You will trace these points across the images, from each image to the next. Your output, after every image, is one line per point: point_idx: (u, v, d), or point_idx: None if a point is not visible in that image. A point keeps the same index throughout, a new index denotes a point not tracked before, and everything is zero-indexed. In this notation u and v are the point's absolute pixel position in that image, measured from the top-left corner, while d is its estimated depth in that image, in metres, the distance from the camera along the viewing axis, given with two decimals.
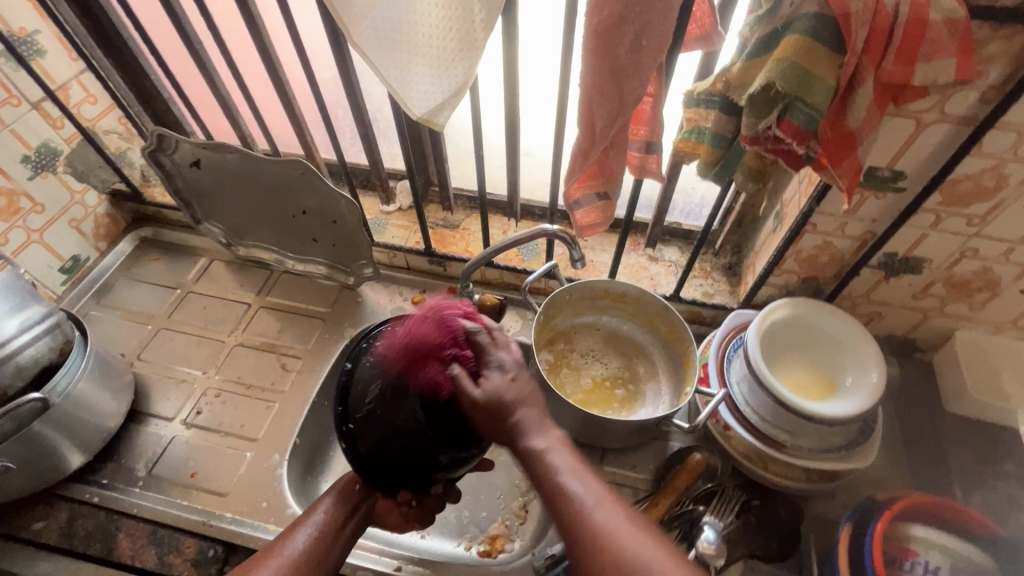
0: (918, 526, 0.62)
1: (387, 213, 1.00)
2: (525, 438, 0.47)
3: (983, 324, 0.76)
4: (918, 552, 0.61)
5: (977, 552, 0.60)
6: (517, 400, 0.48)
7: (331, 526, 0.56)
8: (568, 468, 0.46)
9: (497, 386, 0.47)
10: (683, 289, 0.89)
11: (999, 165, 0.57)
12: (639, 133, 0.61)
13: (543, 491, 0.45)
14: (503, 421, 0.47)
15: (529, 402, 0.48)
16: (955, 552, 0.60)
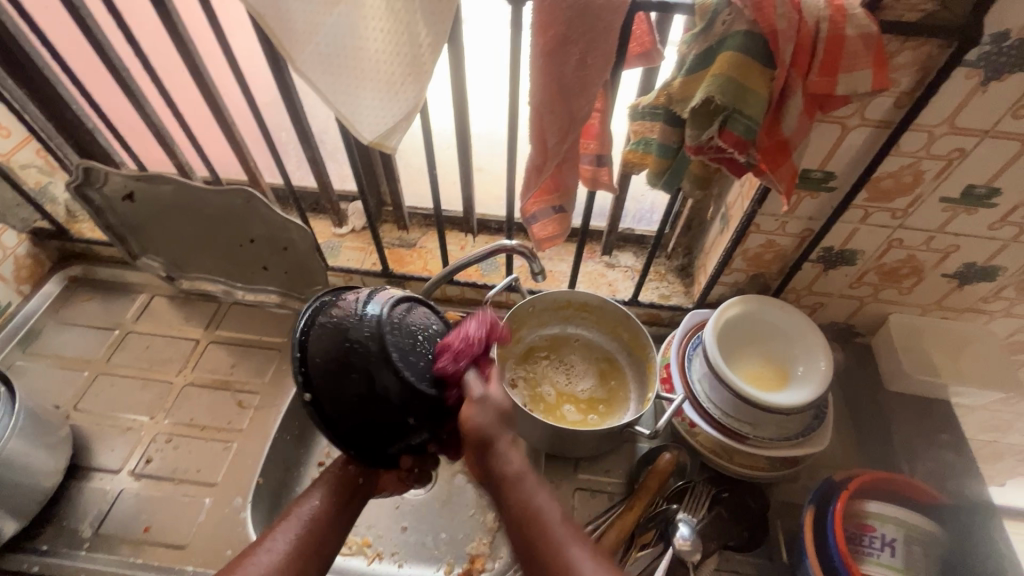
0: (872, 502, 0.65)
1: (340, 235, 0.97)
2: (498, 465, 0.46)
3: (911, 307, 0.83)
4: (877, 529, 0.64)
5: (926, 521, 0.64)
6: (497, 427, 0.47)
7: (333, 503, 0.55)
8: (547, 523, 0.45)
9: (471, 414, 0.46)
10: (641, 293, 0.91)
11: (916, 162, 0.62)
12: (590, 147, 0.62)
13: (526, 534, 0.45)
14: (492, 445, 0.46)
15: (506, 433, 0.47)
16: (913, 529, 0.63)
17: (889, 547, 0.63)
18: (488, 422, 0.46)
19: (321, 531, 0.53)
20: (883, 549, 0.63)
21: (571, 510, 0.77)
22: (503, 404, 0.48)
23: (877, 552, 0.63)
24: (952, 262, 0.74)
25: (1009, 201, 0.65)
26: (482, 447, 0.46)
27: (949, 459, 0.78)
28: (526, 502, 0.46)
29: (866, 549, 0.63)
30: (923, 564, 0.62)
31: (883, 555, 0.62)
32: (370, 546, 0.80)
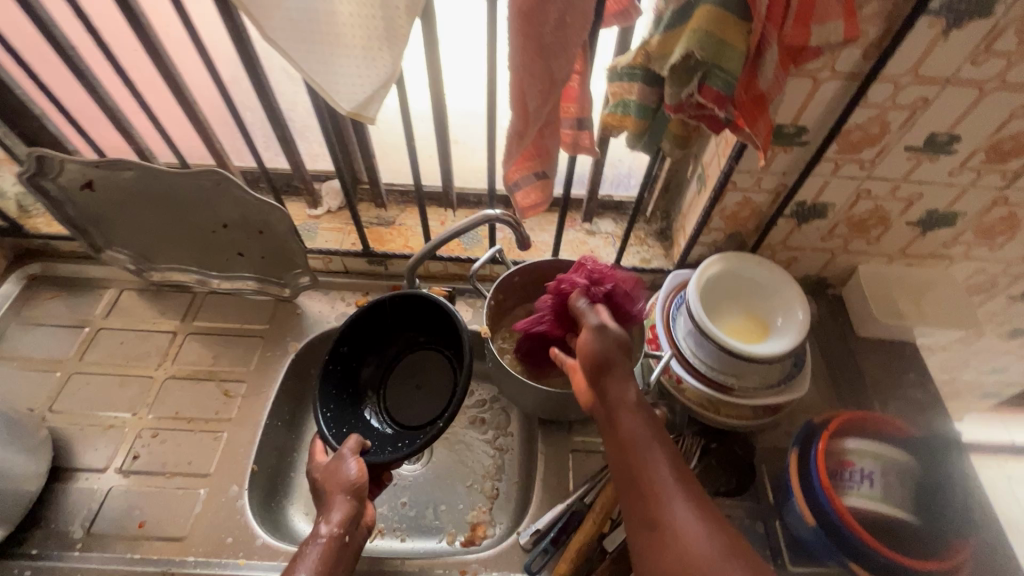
0: (851, 439, 0.69)
1: (316, 217, 0.94)
2: (606, 383, 0.57)
3: (878, 256, 0.87)
4: (855, 463, 0.67)
5: (900, 453, 0.68)
6: (609, 355, 0.58)
7: (329, 551, 0.58)
8: (643, 435, 0.53)
9: (587, 342, 0.59)
10: (622, 258, 0.93)
11: (883, 113, 0.65)
12: (571, 111, 0.62)
13: (633, 439, 0.52)
14: (611, 369, 0.57)
15: (620, 365, 0.57)
16: (887, 458, 0.67)
17: (869, 479, 0.66)
18: (605, 344, 0.59)
19: None
20: (863, 481, 0.66)
21: (568, 471, 0.79)
22: (618, 336, 0.59)
23: (857, 484, 0.66)
24: (916, 210, 0.78)
25: (968, 147, 0.68)
26: (600, 367, 0.58)
27: (916, 397, 0.83)
28: (628, 413, 0.54)
29: (847, 483, 0.66)
30: (899, 491, 0.66)
31: (863, 486, 0.66)
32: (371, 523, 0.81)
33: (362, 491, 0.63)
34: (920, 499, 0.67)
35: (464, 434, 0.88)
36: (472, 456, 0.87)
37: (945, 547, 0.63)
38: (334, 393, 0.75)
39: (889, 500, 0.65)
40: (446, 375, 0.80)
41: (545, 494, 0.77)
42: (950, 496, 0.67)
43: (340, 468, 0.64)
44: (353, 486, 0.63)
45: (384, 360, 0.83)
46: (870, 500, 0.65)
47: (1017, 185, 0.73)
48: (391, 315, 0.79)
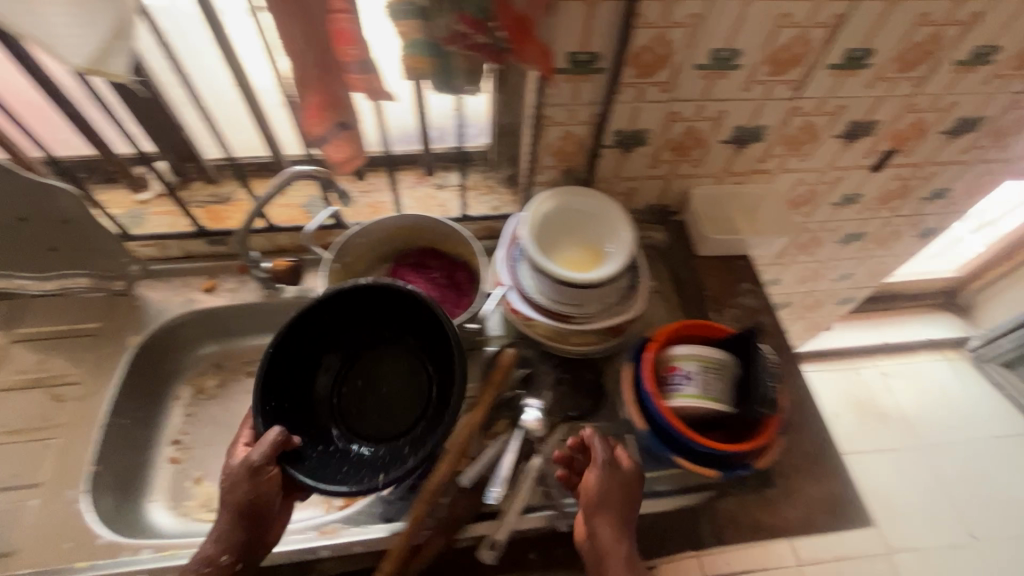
0: (679, 348, 0.72)
1: (143, 203, 0.88)
2: (597, 534, 0.62)
3: (705, 177, 0.92)
4: (679, 367, 0.71)
5: (720, 354, 0.70)
6: (610, 501, 0.64)
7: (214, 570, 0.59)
8: None
9: (592, 483, 0.64)
10: (472, 209, 0.93)
11: (663, 33, 0.67)
12: (352, 53, 0.60)
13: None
14: (607, 510, 0.63)
15: (615, 510, 0.63)
16: (708, 359, 0.70)
17: (691, 379, 0.70)
18: (614, 486, 0.64)
19: None
20: (686, 383, 0.70)
21: None
22: (626, 477, 0.65)
23: (681, 386, 0.70)
24: (725, 128, 0.83)
25: (750, 60, 0.73)
26: (603, 507, 0.63)
27: (749, 303, 0.90)
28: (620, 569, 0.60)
29: (672, 386, 0.71)
30: (718, 386, 0.69)
31: (685, 387, 0.70)
32: None
33: (262, 513, 0.61)
34: (738, 388, 0.70)
35: None
36: None
37: (759, 423, 0.69)
38: (288, 358, 0.71)
39: (707, 395, 0.68)
40: (416, 393, 0.75)
41: None
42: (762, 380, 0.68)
43: (248, 487, 0.60)
44: (253, 509, 0.60)
45: (353, 349, 0.77)
46: (691, 398, 0.69)
47: (804, 93, 0.79)
48: (374, 303, 0.74)
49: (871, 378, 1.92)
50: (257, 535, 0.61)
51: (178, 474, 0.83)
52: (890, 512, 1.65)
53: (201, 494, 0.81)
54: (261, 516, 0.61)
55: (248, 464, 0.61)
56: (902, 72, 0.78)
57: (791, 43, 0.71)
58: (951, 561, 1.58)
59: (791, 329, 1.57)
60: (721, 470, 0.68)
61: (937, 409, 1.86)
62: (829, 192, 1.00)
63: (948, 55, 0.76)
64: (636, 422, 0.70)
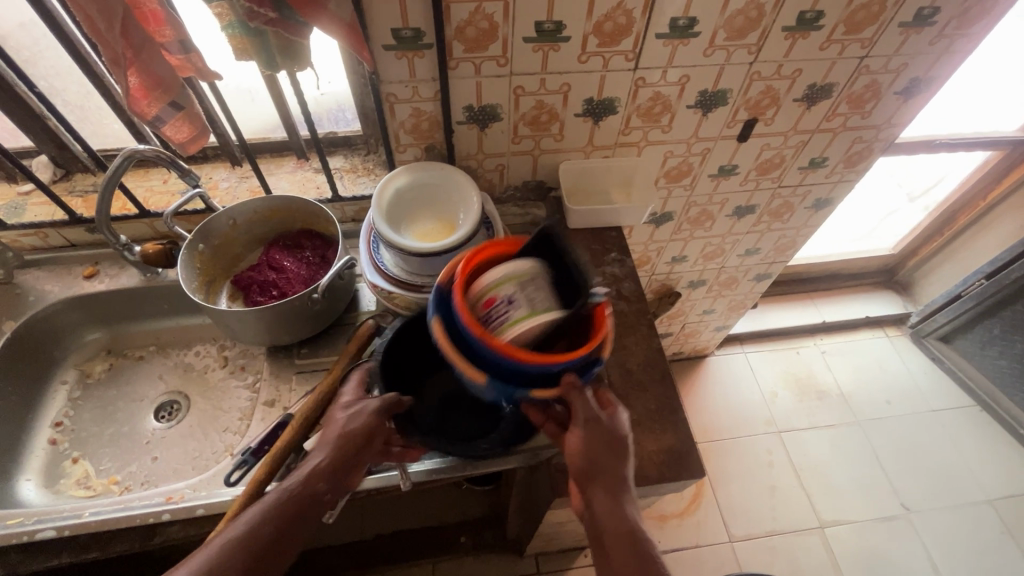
0: (486, 277, 0.64)
1: (24, 194, 0.91)
2: (593, 494, 0.62)
3: (572, 152, 0.95)
4: (497, 296, 0.63)
5: (524, 265, 0.65)
6: (600, 456, 0.63)
7: (302, 493, 0.60)
8: (633, 545, 0.60)
9: (577, 442, 0.64)
10: (349, 189, 0.96)
11: (479, 7, 0.70)
12: (166, 34, 0.62)
13: (619, 554, 0.59)
14: (596, 468, 0.63)
15: (606, 465, 0.63)
16: (520, 274, 0.63)
17: (514, 302, 0.62)
18: (597, 438, 0.64)
19: (279, 524, 0.58)
20: (511, 308, 0.62)
21: (291, 391, 0.82)
22: (608, 430, 0.64)
23: (508, 314, 0.62)
24: (575, 101, 0.86)
25: (578, 32, 0.75)
26: (592, 469, 0.63)
27: (615, 271, 0.92)
28: (619, 529, 0.60)
29: (496, 320, 0.62)
30: (542, 295, 0.63)
31: (513, 312, 0.62)
32: (117, 482, 0.84)
33: (366, 445, 0.66)
34: (557, 289, 0.65)
35: (227, 383, 0.94)
36: (228, 402, 0.91)
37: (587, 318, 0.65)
38: (399, 345, 0.77)
39: (537, 310, 0.62)
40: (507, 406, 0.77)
41: (265, 415, 0.80)
42: (577, 273, 0.64)
43: (369, 423, 0.67)
44: (361, 439, 0.65)
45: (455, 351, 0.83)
46: (523, 322, 0.61)
47: (643, 64, 0.82)
48: None
49: (811, 357, 1.93)
50: (352, 468, 0.65)
51: (55, 456, 0.85)
52: (823, 487, 1.66)
53: (77, 472, 0.84)
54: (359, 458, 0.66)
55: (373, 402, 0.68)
56: (735, 39, 0.80)
57: (612, 14, 0.74)
58: (882, 534, 1.59)
59: (716, 308, 1.59)
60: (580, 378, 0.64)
61: (876, 385, 1.88)
62: (703, 164, 1.03)
63: (775, 21, 0.79)
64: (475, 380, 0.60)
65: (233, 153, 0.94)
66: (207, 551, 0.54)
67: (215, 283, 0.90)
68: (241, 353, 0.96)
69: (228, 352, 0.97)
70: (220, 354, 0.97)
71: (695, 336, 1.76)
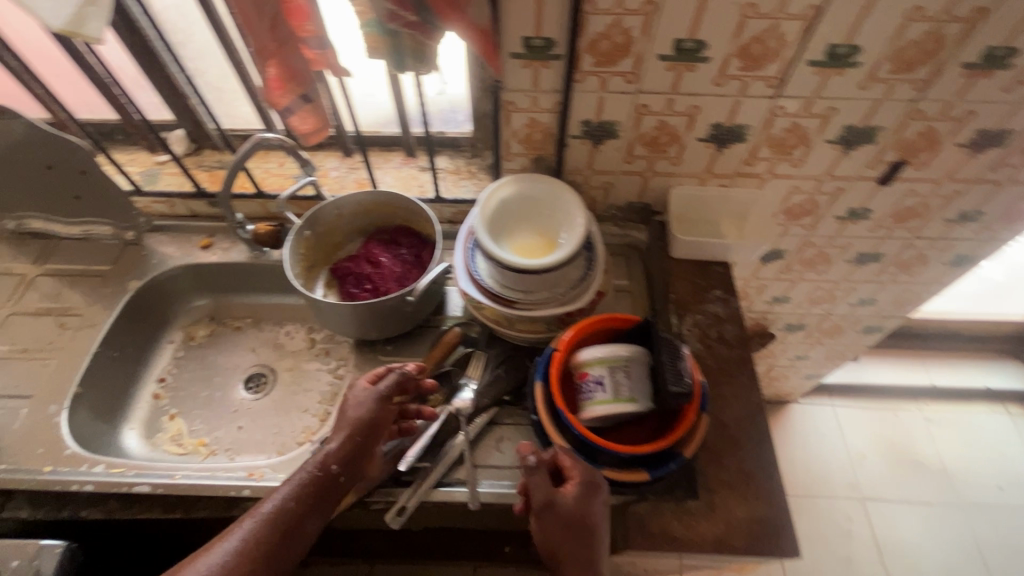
0: (584, 352, 0.69)
1: (160, 163, 0.98)
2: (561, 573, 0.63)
3: (687, 177, 0.89)
4: (589, 374, 0.68)
5: (623, 348, 0.67)
6: (562, 540, 0.62)
7: (316, 479, 0.63)
8: None
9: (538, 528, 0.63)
10: (449, 192, 0.95)
11: (619, 20, 0.66)
12: (308, 28, 0.64)
13: None
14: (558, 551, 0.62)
15: (567, 548, 0.62)
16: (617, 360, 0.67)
17: (602, 385, 0.67)
18: (555, 523, 0.62)
19: (294, 512, 0.61)
20: (599, 389, 0.66)
21: None
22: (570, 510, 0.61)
23: (595, 393, 0.67)
24: (700, 125, 0.79)
25: (720, 53, 0.70)
26: (553, 551, 0.63)
27: (718, 311, 0.86)
28: None
29: (585, 395, 0.68)
30: (631, 384, 0.66)
31: (598, 395, 0.66)
32: (205, 445, 0.89)
33: (373, 429, 0.67)
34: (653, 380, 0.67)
35: (311, 366, 0.97)
36: (311, 385, 0.94)
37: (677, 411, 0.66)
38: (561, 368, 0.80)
39: (620, 397, 0.65)
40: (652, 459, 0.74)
41: None
42: (670, 368, 0.64)
43: (377, 410, 0.68)
44: (369, 426, 0.67)
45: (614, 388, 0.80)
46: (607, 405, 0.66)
47: (786, 92, 0.74)
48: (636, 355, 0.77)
49: (911, 422, 1.73)
50: (362, 455, 0.66)
51: (155, 410, 0.91)
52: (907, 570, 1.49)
53: (172, 429, 0.90)
54: (370, 445, 0.67)
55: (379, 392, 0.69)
56: (900, 73, 0.71)
57: (763, 35, 0.68)
58: None
59: (811, 355, 1.46)
60: (651, 470, 0.64)
61: (986, 467, 1.65)
62: (831, 205, 0.93)
63: (954, 56, 0.69)
64: (555, 442, 0.66)
65: (345, 143, 0.96)
66: (226, 545, 0.57)
67: (314, 269, 0.92)
68: (328, 338, 1.00)
69: (315, 336, 1.00)
70: (308, 336, 1.00)
71: (781, 381, 1.62)
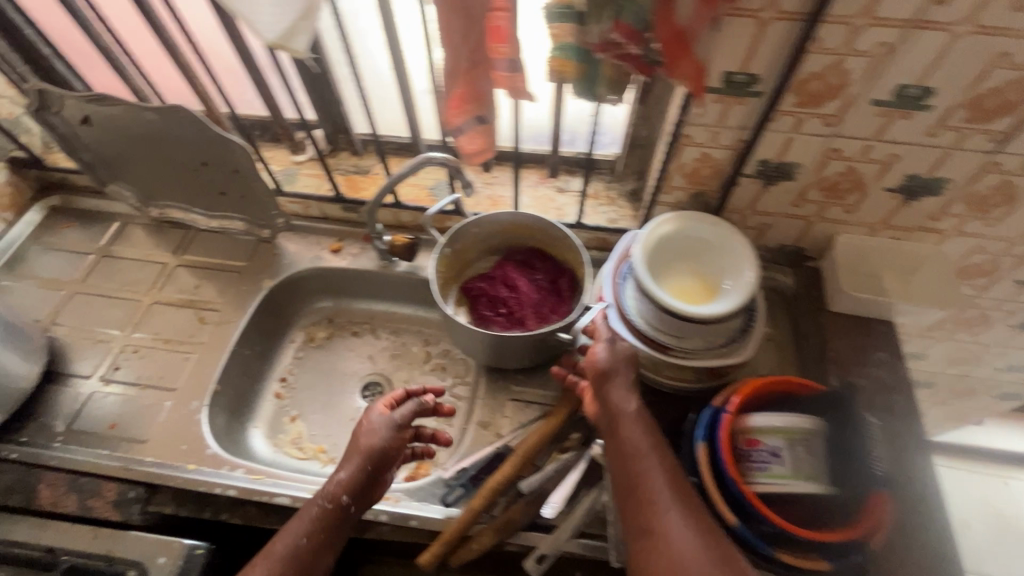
0: (756, 417, 0.64)
1: (297, 163, 0.99)
2: (610, 395, 0.66)
3: (857, 226, 0.81)
4: (762, 442, 0.63)
5: (804, 421, 0.63)
6: (617, 367, 0.67)
7: (331, 513, 0.62)
8: (644, 448, 0.61)
9: (599, 355, 0.69)
10: (588, 217, 0.91)
11: (839, 61, 0.60)
12: (502, 51, 0.59)
13: (635, 466, 0.59)
14: (613, 378, 0.67)
15: (622, 379, 0.67)
16: (792, 430, 0.63)
17: (777, 456, 0.62)
18: (615, 356, 0.69)
19: (309, 549, 0.60)
20: (774, 461, 0.62)
21: (503, 417, 0.81)
22: (628, 350, 0.69)
23: (768, 464, 0.62)
24: (893, 175, 0.72)
25: (945, 102, 0.62)
26: (607, 376, 0.67)
27: (882, 376, 0.79)
28: (632, 444, 0.61)
29: (756, 465, 0.62)
30: (808, 460, 0.62)
31: (773, 467, 0.62)
32: (324, 452, 0.88)
33: (384, 458, 0.67)
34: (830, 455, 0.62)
35: (428, 380, 0.95)
36: None
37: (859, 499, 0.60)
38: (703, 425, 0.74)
39: (798, 474, 0.61)
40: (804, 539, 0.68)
41: (477, 436, 0.79)
42: (862, 452, 0.60)
43: (389, 438, 0.67)
44: (382, 455, 0.66)
45: None
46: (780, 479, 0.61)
47: (1009, 149, 0.66)
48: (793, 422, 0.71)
49: None
50: (372, 485, 0.66)
51: (278, 410, 0.92)
52: None
53: (293, 431, 0.90)
54: (380, 474, 0.67)
55: (391, 421, 0.69)
56: None
57: (1004, 88, 0.60)
58: None
59: None
60: (830, 559, 0.59)
61: None
62: (1015, 268, 0.84)
63: None
64: (724, 517, 0.61)
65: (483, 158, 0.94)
66: None
67: (447, 286, 0.91)
68: (443, 353, 0.98)
69: (431, 349, 0.98)
70: (423, 348, 0.99)
71: None
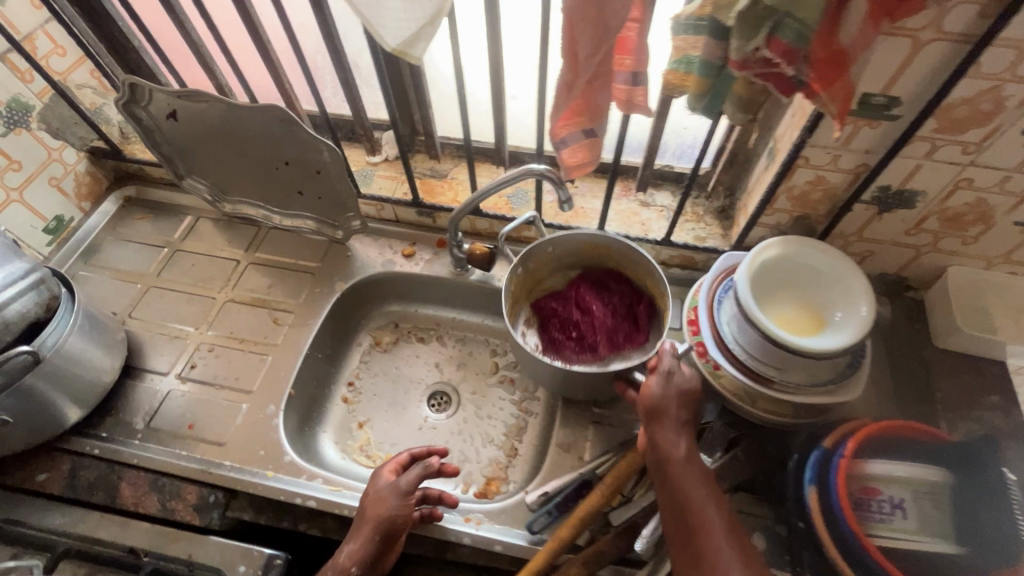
0: (875, 464, 0.61)
1: (373, 164, 0.97)
2: (660, 436, 0.61)
3: (974, 259, 0.76)
4: (881, 491, 0.60)
5: (929, 472, 0.61)
6: (669, 404, 0.63)
7: None
8: (699, 495, 0.56)
9: (653, 390, 0.64)
10: (674, 234, 0.87)
11: (997, 87, 0.55)
12: (625, 63, 0.57)
13: (691, 514, 0.55)
14: (662, 418, 0.62)
15: (673, 418, 0.62)
16: (914, 481, 0.61)
17: (899, 507, 0.60)
18: (670, 391, 0.64)
19: None
20: (895, 513, 0.59)
21: (584, 441, 0.78)
22: (683, 384, 0.65)
23: (889, 515, 0.59)
24: None
25: None
26: (658, 414, 0.62)
27: (993, 421, 0.74)
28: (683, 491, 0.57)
29: (875, 515, 0.59)
30: (932, 515, 0.59)
31: (894, 518, 0.59)
32: None
33: (394, 530, 0.66)
34: (955, 514, 0.59)
35: (497, 393, 0.93)
36: (498, 415, 0.90)
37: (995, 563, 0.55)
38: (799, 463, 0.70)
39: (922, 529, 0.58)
40: None
41: (557, 459, 0.76)
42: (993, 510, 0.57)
43: (399, 506, 0.66)
44: (392, 526, 0.65)
45: None
46: (902, 532, 0.58)
47: None
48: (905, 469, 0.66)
49: None
50: (380, 556, 0.65)
51: (346, 415, 0.91)
52: None
53: (361, 438, 0.89)
54: (389, 544, 0.66)
55: (399, 488, 0.68)
56: None
57: None
58: None
59: None
60: None
61: None
62: None
63: None
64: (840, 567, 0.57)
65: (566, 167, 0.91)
66: None
67: (517, 305, 0.87)
68: (512, 366, 0.95)
69: (499, 360, 0.96)
70: (491, 359, 0.96)
71: None
